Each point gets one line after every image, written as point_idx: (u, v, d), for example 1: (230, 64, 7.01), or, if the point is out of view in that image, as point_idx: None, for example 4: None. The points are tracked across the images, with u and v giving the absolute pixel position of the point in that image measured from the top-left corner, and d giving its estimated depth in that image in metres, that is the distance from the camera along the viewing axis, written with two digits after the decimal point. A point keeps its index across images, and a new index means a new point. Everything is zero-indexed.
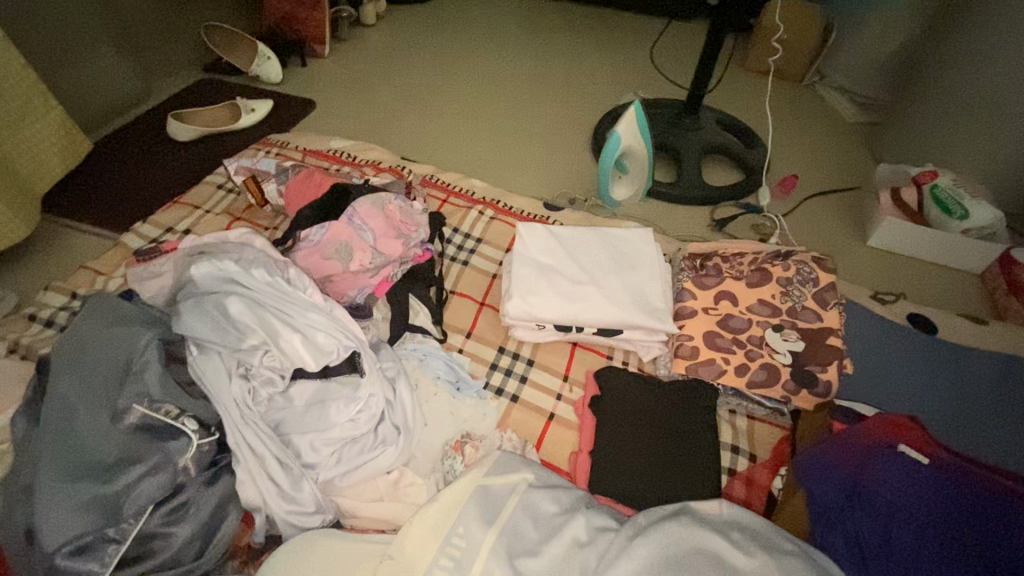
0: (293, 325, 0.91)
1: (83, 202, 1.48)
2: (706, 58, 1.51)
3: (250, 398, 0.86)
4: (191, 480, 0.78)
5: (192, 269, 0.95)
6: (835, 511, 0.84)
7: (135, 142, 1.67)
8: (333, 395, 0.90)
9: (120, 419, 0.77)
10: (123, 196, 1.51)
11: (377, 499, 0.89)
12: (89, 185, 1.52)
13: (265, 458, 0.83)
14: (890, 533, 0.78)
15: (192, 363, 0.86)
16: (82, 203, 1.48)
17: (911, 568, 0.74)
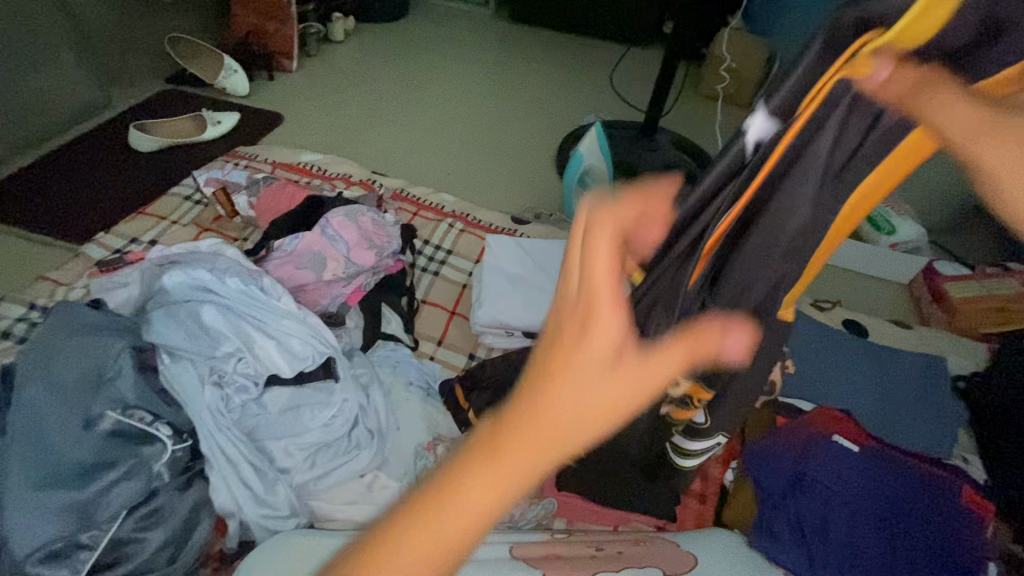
0: (269, 332, 0.93)
1: (40, 212, 1.45)
2: (659, 85, 1.63)
3: (223, 404, 0.88)
4: (165, 485, 0.80)
5: (164, 277, 0.96)
6: (781, 497, 0.90)
7: (95, 152, 1.65)
8: (306, 400, 0.91)
9: (94, 425, 0.78)
10: (81, 207, 1.48)
11: (350, 502, 0.91)
12: (47, 195, 1.49)
13: (239, 464, 0.85)
14: (829, 516, 0.86)
15: (164, 371, 0.88)
16: (38, 213, 1.44)
17: (846, 548, 0.83)
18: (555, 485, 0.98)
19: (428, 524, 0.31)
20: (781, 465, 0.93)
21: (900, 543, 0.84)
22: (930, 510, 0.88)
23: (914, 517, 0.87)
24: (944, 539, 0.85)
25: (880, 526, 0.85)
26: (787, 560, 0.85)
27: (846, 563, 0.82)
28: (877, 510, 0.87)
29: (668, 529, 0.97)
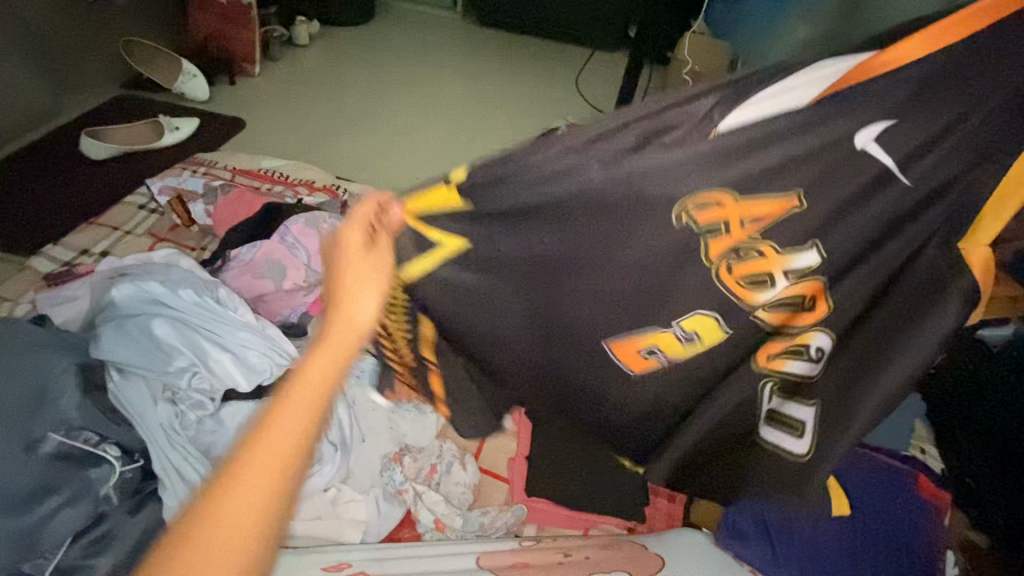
0: (223, 345, 0.90)
1: None
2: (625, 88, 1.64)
3: (177, 421, 0.84)
4: (114, 509, 0.76)
5: (112, 290, 0.92)
6: None
7: (44, 160, 1.58)
8: (266, 414, 0.88)
9: (34, 448, 0.73)
10: (28, 219, 1.41)
11: (314, 519, 0.89)
12: None
13: (194, 482, 0.81)
14: (792, 514, 0.89)
15: (113, 389, 0.84)
16: None
17: (806, 544, 0.86)
18: (525, 491, 0.98)
19: (264, 466, 0.50)
20: None
21: (860, 537, 0.87)
22: (886, 502, 0.90)
23: (873, 511, 0.89)
24: (901, 532, 0.88)
25: (841, 522, 0.88)
26: (751, 557, 0.87)
27: (804, 556, 0.85)
28: (838, 505, 0.90)
29: (638, 531, 0.96)
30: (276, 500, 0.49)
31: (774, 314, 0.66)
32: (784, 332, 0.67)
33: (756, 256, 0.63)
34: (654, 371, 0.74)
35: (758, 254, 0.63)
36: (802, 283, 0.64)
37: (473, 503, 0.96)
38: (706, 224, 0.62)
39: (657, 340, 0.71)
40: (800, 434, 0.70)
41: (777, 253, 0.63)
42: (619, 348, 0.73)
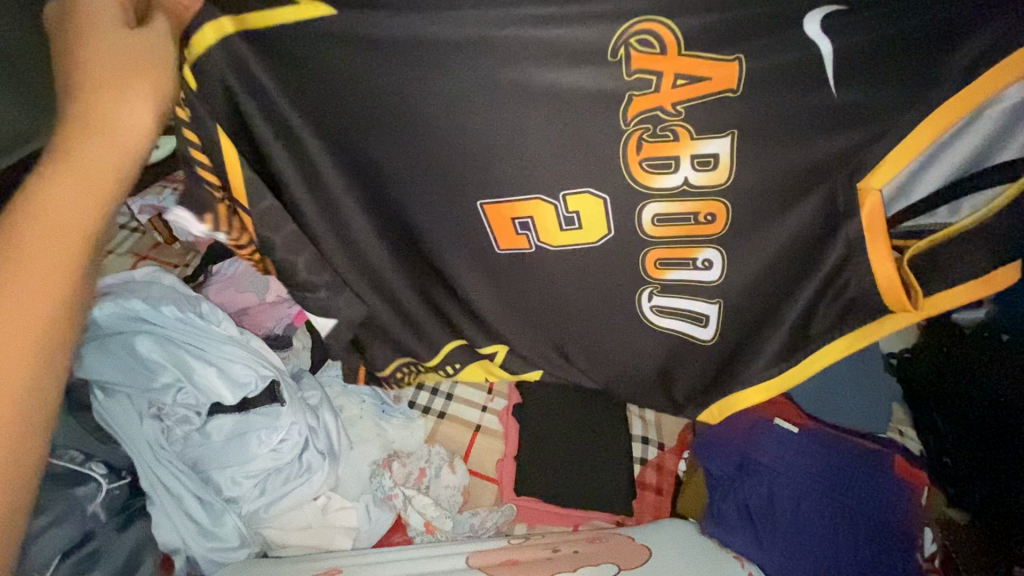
0: (207, 359, 0.88)
1: None
2: None
3: (164, 437, 0.85)
4: (102, 526, 0.78)
5: (93, 311, 0.88)
6: (727, 481, 0.95)
7: None
8: (252, 426, 0.89)
9: None
10: None
11: (304, 527, 0.91)
12: None
13: (184, 497, 0.84)
14: (772, 499, 0.92)
15: (98, 408, 0.85)
16: None
17: (789, 527, 0.89)
18: (514, 491, 0.99)
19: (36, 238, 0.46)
20: (726, 451, 0.97)
21: (841, 519, 0.89)
22: (866, 485, 0.92)
23: (852, 492, 0.92)
24: (883, 512, 0.90)
25: (821, 504, 0.91)
26: (737, 544, 0.89)
27: (787, 539, 0.88)
28: (816, 488, 0.92)
29: (627, 524, 0.98)
30: (51, 309, 0.46)
31: (662, 225, 0.67)
32: (672, 240, 0.69)
33: (669, 137, 0.59)
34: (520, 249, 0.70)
35: (671, 135, 0.59)
36: (701, 198, 0.64)
37: (463, 505, 0.97)
38: (637, 75, 0.55)
39: (535, 213, 0.66)
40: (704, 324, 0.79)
41: (692, 139, 0.59)
42: (494, 210, 0.65)
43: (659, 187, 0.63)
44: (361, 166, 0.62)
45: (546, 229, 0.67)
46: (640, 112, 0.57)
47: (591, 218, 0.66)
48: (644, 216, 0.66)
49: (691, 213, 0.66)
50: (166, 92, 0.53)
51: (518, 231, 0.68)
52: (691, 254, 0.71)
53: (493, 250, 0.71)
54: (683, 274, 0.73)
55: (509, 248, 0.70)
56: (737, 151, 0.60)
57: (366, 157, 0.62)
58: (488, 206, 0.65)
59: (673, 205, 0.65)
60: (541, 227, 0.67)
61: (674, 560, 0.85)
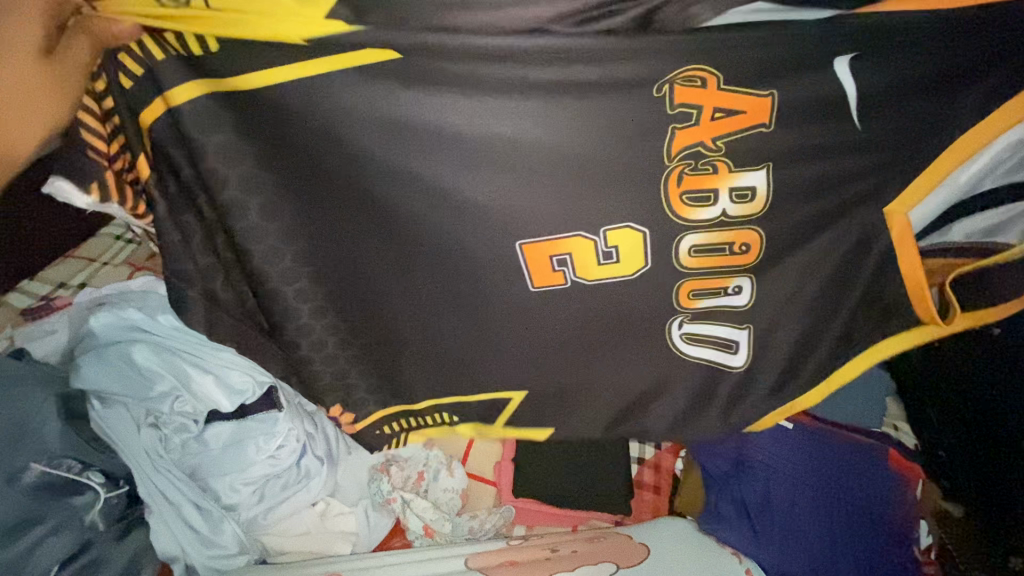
0: (204, 367, 0.88)
1: None
2: None
3: (161, 446, 0.85)
4: (101, 534, 0.78)
5: (91, 321, 0.91)
6: (723, 479, 0.96)
7: None
8: (249, 433, 0.89)
9: (15, 479, 0.74)
10: None
11: (303, 533, 0.92)
12: None
13: (181, 506, 0.84)
14: (769, 495, 0.92)
15: (96, 418, 0.85)
16: None
17: (786, 524, 0.90)
18: (512, 491, 0.99)
19: None
20: (723, 448, 0.98)
21: (837, 515, 0.90)
22: (863, 480, 0.93)
23: (849, 486, 0.92)
24: (880, 507, 0.91)
25: (818, 501, 0.91)
26: (734, 541, 0.90)
27: (784, 536, 0.89)
28: (813, 483, 0.93)
29: (625, 524, 0.99)
30: None
31: (699, 255, 0.75)
32: (706, 270, 0.76)
33: (709, 170, 0.68)
34: (558, 284, 0.75)
35: (711, 168, 0.67)
36: (734, 227, 0.73)
37: (461, 507, 0.98)
38: (682, 107, 0.62)
39: (573, 248, 0.72)
40: (728, 347, 0.85)
41: (731, 173, 0.68)
42: (532, 249, 0.71)
43: (700, 220, 0.71)
44: (364, 171, 0.64)
45: (585, 253, 0.72)
46: (688, 154, 0.66)
47: (629, 248, 0.73)
48: (682, 247, 0.74)
49: (727, 243, 0.74)
50: (61, 116, 0.57)
51: (564, 270, 0.74)
52: (723, 284, 0.79)
53: (529, 288, 0.75)
54: (714, 302, 0.81)
55: (545, 285, 0.75)
56: (774, 184, 0.70)
57: (374, 168, 0.64)
58: (527, 246, 0.71)
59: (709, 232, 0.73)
60: (584, 272, 0.74)
61: (671, 558, 0.86)
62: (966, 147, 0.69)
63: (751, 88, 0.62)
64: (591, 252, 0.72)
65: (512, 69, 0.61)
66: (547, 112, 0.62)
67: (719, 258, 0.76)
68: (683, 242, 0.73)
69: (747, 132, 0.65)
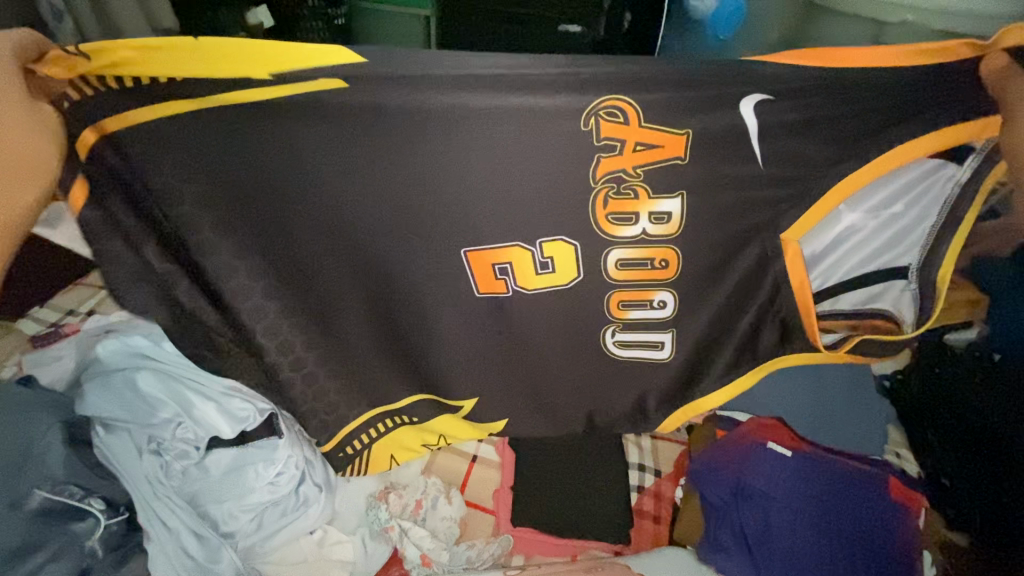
0: (207, 394, 0.90)
1: None
2: None
3: (162, 472, 0.86)
4: (99, 562, 0.77)
5: (97, 348, 0.94)
6: (723, 506, 0.95)
7: None
8: (250, 459, 0.90)
9: (18, 504, 0.74)
10: None
11: (301, 562, 0.91)
12: None
13: (180, 532, 0.83)
14: (768, 524, 0.92)
15: (98, 445, 0.86)
16: None
17: (786, 553, 0.89)
18: (510, 520, 0.99)
19: None
20: (722, 476, 0.97)
21: (838, 545, 0.89)
22: (863, 507, 0.92)
23: (849, 514, 0.92)
24: (882, 536, 0.90)
25: (819, 530, 0.91)
26: (734, 570, 0.90)
27: (784, 564, 0.88)
28: (813, 512, 0.92)
29: (625, 553, 0.97)
30: None
31: (625, 270, 0.81)
32: (630, 283, 0.82)
33: (631, 196, 0.74)
34: (497, 289, 0.82)
35: (632, 193, 0.74)
36: (655, 246, 0.79)
37: (459, 536, 0.97)
38: (607, 139, 0.69)
39: (514, 259, 0.78)
40: (660, 347, 0.90)
41: (651, 199, 0.74)
42: (476, 257, 0.77)
43: (623, 236, 0.77)
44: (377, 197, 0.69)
45: (519, 267, 0.79)
46: (607, 178, 0.72)
47: (556, 260, 0.79)
48: (609, 261, 0.79)
49: (646, 260, 0.80)
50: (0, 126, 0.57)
51: (499, 279, 0.80)
52: (648, 296, 0.84)
53: (473, 292, 0.82)
54: (641, 314, 0.86)
55: (488, 291, 0.82)
56: (687, 209, 0.76)
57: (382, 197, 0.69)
58: (471, 254, 0.77)
59: (627, 248, 0.78)
60: (516, 279, 0.81)
61: None
62: (861, 177, 0.73)
63: (678, 129, 0.69)
64: (523, 258, 0.78)
65: (513, 102, 0.66)
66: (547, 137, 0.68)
67: (644, 273, 0.81)
68: (609, 255, 0.79)
69: (657, 166, 0.72)
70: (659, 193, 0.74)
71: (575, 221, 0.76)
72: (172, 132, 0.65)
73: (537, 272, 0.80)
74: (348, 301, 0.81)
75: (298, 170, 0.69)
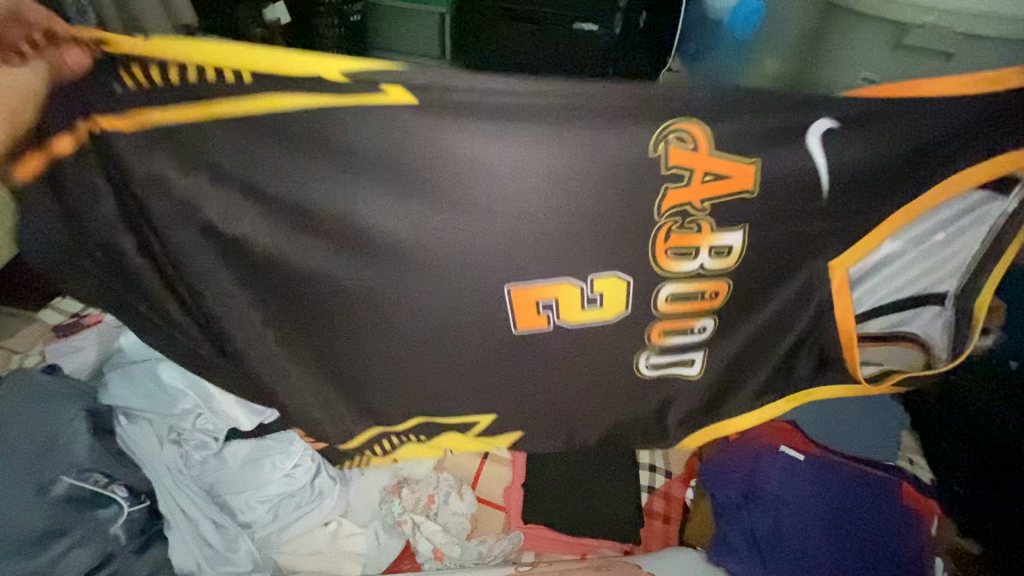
0: None
1: None
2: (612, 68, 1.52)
3: (182, 461, 0.89)
4: (121, 548, 0.78)
5: (121, 339, 0.97)
6: (733, 509, 0.95)
7: None
8: (266, 451, 0.92)
9: (45, 490, 0.77)
10: None
11: (315, 553, 0.93)
12: None
13: (199, 521, 0.84)
14: (779, 528, 0.92)
15: (122, 433, 0.88)
16: None
17: (797, 557, 0.89)
18: (521, 518, 0.99)
19: None
20: (733, 479, 0.98)
21: (850, 551, 0.89)
22: (876, 513, 0.92)
23: (862, 520, 0.92)
24: (895, 543, 0.90)
25: (831, 535, 0.90)
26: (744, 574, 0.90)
27: (794, 569, 0.88)
28: (825, 517, 0.92)
29: (635, 553, 0.98)
30: None
31: (675, 303, 0.81)
32: (678, 315, 0.83)
33: (694, 230, 0.75)
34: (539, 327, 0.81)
35: (696, 227, 0.75)
36: (711, 279, 0.80)
37: (470, 532, 0.98)
38: (675, 167, 0.69)
39: (560, 295, 0.78)
40: (692, 365, 0.89)
41: (712, 233, 0.76)
42: (521, 294, 0.78)
43: (678, 271, 0.78)
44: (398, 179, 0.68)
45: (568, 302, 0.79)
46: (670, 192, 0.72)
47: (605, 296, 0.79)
48: (660, 295, 0.80)
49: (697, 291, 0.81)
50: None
51: (543, 314, 0.80)
52: (690, 324, 0.84)
53: (512, 330, 0.81)
54: (682, 340, 0.86)
55: (527, 327, 0.81)
56: (745, 245, 0.78)
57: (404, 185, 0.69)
58: (515, 290, 0.77)
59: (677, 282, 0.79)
60: (562, 313, 0.80)
61: None
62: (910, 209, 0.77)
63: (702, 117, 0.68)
64: (569, 293, 0.78)
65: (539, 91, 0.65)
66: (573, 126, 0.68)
67: (690, 302, 0.82)
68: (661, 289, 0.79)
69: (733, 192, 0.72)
70: (722, 228, 0.75)
71: None
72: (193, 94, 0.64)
73: (587, 305, 0.80)
74: (348, 317, 0.78)
75: (318, 161, 0.68)
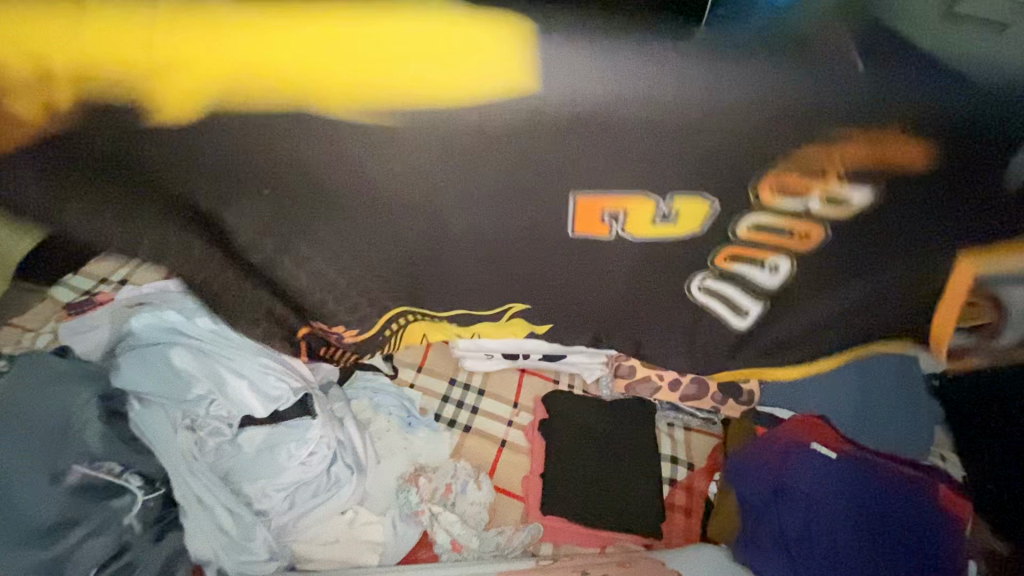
0: (239, 372, 0.91)
1: None
2: None
3: (196, 448, 0.87)
4: (137, 537, 0.77)
5: (131, 321, 0.94)
6: (762, 507, 0.92)
7: None
8: (281, 438, 0.90)
9: (59, 478, 0.75)
10: None
11: (332, 541, 0.92)
12: None
13: (215, 509, 0.84)
14: (811, 528, 0.88)
15: (135, 418, 0.85)
16: None
17: (829, 559, 0.86)
18: (541, 509, 0.98)
19: None
20: (762, 475, 0.94)
21: (884, 555, 0.86)
22: (914, 516, 0.88)
23: (898, 523, 0.88)
24: (932, 549, 0.86)
25: (866, 538, 0.87)
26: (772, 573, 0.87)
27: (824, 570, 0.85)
28: (859, 519, 0.88)
29: (655, 547, 0.96)
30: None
31: (756, 232, 0.76)
32: (757, 243, 0.77)
33: (816, 176, 0.69)
34: (605, 236, 0.77)
35: (824, 175, 0.68)
36: (809, 222, 0.74)
37: (488, 522, 0.97)
38: None
39: (630, 207, 0.73)
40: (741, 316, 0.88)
41: (840, 180, 0.69)
42: (586, 202, 0.73)
43: (777, 207, 0.72)
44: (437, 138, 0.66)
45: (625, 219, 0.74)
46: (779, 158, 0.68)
47: (639, 211, 0.73)
48: (742, 223, 0.74)
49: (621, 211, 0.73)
50: None
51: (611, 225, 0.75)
52: (764, 256, 0.80)
53: (568, 232, 0.77)
54: (746, 271, 0.82)
55: (587, 233, 0.77)
56: (869, 203, 0.72)
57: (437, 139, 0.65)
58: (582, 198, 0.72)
59: (707, 197, 0.71)
60: (640, 230, 0.76)
61: None
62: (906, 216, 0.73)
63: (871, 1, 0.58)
64: (650, 206, 0.73)
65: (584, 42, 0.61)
66: (623, 86, 0.63)
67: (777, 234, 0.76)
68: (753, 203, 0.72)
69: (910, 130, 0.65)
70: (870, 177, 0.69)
71: (641, 188, 0.71)
72: (210, 39, 0.60)
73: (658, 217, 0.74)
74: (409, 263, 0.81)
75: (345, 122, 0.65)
